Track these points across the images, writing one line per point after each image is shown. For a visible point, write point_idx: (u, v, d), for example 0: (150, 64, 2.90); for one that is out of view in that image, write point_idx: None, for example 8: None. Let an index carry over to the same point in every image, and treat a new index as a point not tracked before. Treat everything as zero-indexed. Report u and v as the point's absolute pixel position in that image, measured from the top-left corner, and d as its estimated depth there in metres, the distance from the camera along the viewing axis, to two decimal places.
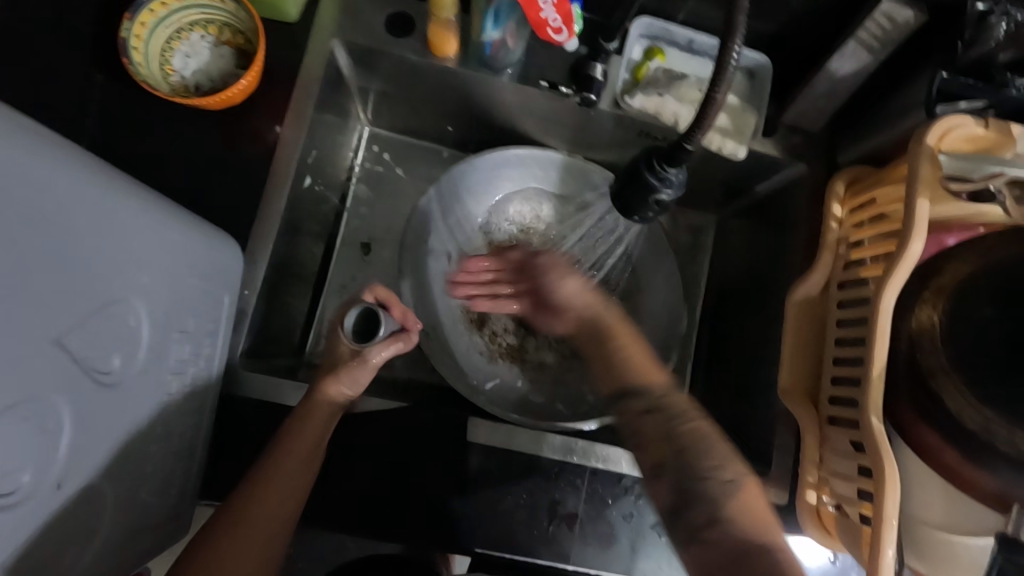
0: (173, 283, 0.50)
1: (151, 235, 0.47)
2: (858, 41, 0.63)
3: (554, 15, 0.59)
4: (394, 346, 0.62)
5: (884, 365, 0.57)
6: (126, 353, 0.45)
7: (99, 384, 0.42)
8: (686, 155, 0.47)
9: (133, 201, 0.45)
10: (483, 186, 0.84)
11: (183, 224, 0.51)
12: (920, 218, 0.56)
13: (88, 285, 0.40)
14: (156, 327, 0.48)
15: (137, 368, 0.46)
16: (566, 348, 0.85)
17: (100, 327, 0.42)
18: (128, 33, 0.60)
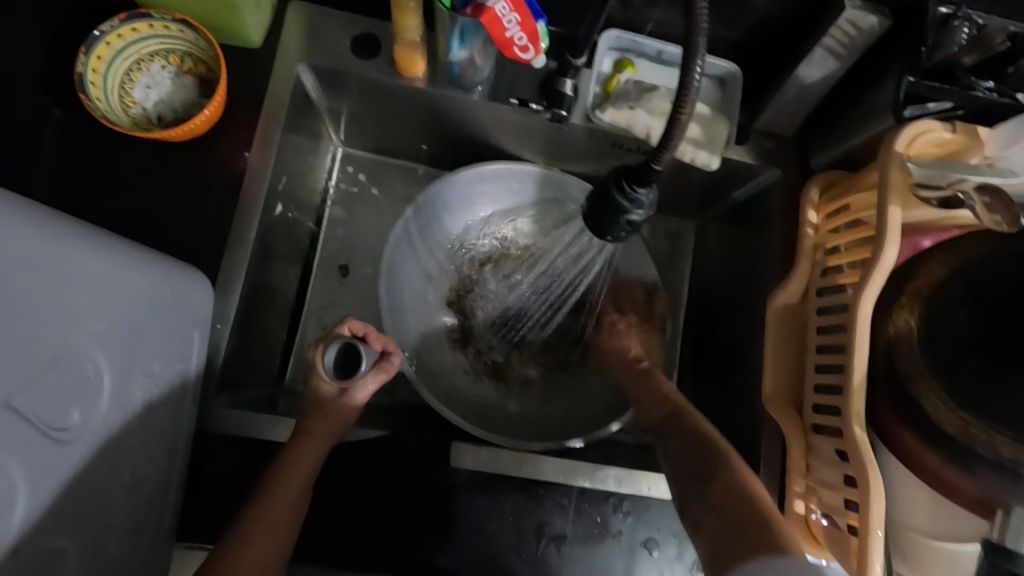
0: (137, 331, 0.51)
1: (105, 287, 0.48)
2: (825, 48, 0.63)
3: (519, 33, 0.57)
4: (378, 378, 0.63)
5: (865, 372, 0.57)
6: (86, 406, 0.46)
7: (57, 441, 0.44)
8: (654, 174, 0.46)
9: (86, 257, 0.47)
10: (462, 202, 0.83)
11: (146, 269, 0.52)
12: (894, 225, 0.56)
13: (36, 344, 0.43)
14: (118, 375, 0.49)
15: (99, 419, 0.48)
16: (551, 362, 0.85)
17: (57, 384, 0.44)
18: (84, 69, 0.58)
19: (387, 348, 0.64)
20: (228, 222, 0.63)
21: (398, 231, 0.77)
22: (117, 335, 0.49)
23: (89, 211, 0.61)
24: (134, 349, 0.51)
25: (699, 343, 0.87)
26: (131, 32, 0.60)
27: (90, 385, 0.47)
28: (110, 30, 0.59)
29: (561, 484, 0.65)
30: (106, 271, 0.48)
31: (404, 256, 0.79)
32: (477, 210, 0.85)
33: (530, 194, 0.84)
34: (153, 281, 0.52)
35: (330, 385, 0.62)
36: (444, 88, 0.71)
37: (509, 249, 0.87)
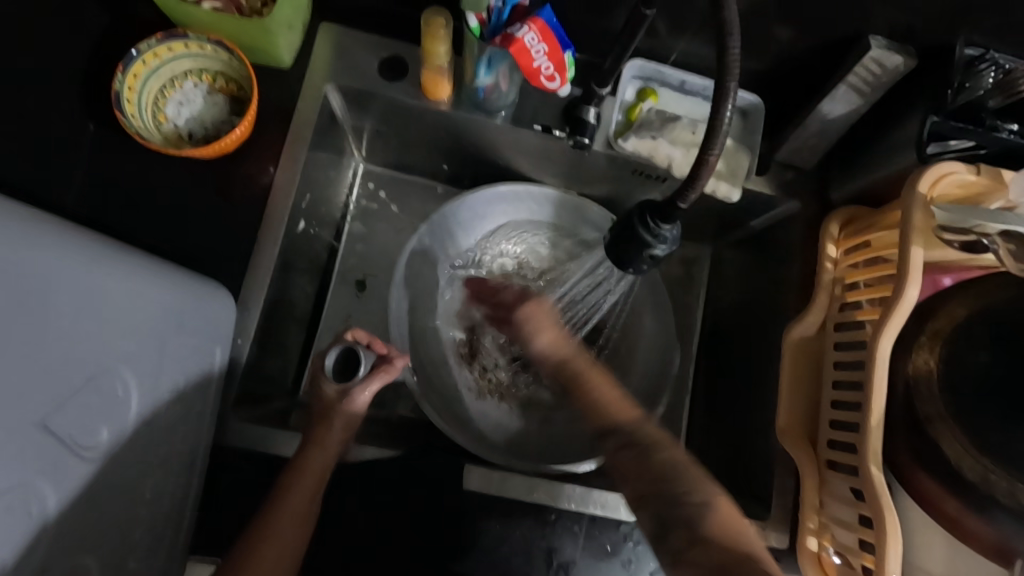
0: (165, 350, 0.52)
1: (136, 308, 0.50)
2: (849, 84, 0.64)
3: (546, 63, 0.58)
4: (378, 380, 0.63)
5: (882, 413, 0.57)
6: (115, 423, 0.48)
7: (84, 458, 0.46)
8: (679, 212, 0.47)
9: (118, 280, 0.49)
10: (477, 219, 0.83)
11: (179, 289, 0.54)
12: (915, 265, 0.56)
13: (68, 366, 0.45)
14: (146, 392, 0.51)
15: (127, 436, 0.49)
16: (560, 385, 0.83)
17: (88, 404, 0.46)
18: (121, 87, 0.59)
19: (390, 352, 0.64)
20: (251, 238, 0.64)
21: (411, 247, 0.77)
22: (146, 354, 0.51)
23: (118, 223, 0.62)
24: (161, 368, 0.52)
25: (711, 371, 0.86)
26: (167, 51, 0.62)
27: (119, 403, 0.48)
28: (146, 49, 0.60)
29: (573, 511, 0.65)
30: (140, 293, 0.50)
31: (416, 271, 0.79)
32: (492, 228, 0.84)
33: (547, 216, 0.84)
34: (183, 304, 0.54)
35: (329, 387, 0.62)
36: (468, 111, 0.71)
37: (521, 269, 0.86)
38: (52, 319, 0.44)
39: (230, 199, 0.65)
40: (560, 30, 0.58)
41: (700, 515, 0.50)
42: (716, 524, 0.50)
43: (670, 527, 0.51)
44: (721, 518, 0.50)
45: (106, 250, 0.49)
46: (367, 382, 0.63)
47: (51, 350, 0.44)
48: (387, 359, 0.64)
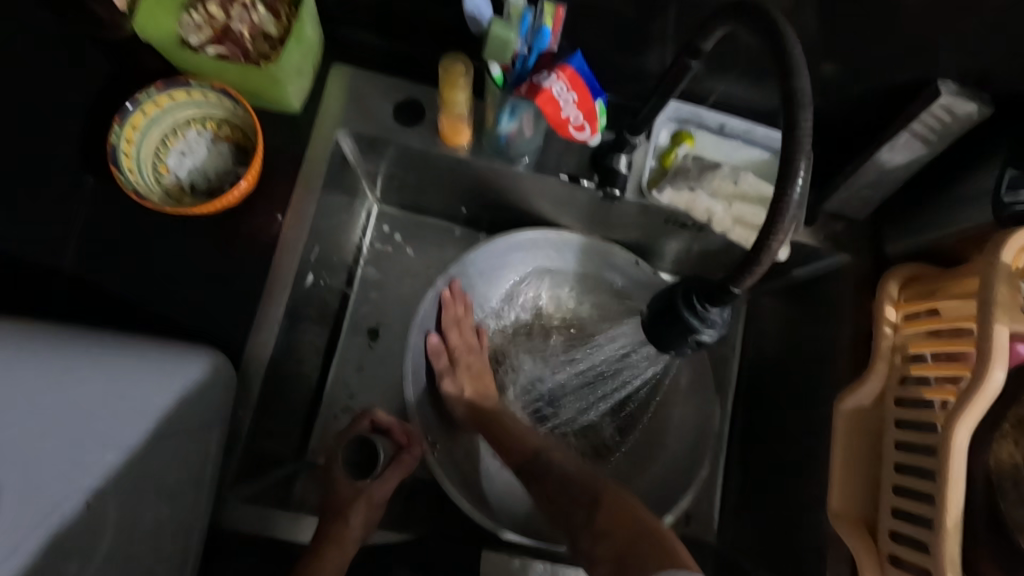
0: (154, 446, 0.46)
1: (119, 407, 0.45)
2: (912, 132, 0.57)
3: (576, 113, 0.53)
4: (395, 470, 0.65)
5: (960, 513, 0.49)
6: (85, 548, 0.40)
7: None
8: (732, 297, 0.41)
9: (95, 378, 0.46)
10: (499, 268, 0.77)
11: (165, 381, 0.49)
12: (999, 346, 0.48)
13: (34, 483, 0.39)
14: (128, 501, 0.44)
15: (99, 557, 0.41)
16: (587, 445, 0.78)
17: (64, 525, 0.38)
18: (118, 139, 0.56)
19: (409, 441, 0.66)
20: (255, 300, 0.59)
21: (429, 302, 0.72)
22: (129, 454, 0.44)
23: (116, 287, 0.58)
24: (146, 471, 0.45)
25: (749, 431, 0.80)
26: (168, 100, 0.58)
27: (95, 516, 0.41)
28: (146, 99, 0.56)
29: None
30: (119, 391, 0.46)
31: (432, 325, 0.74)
32: (515, 276, 0.79)
33: (571, 264, 0.78)
34: (175, 394, 0.49)
35: (344, 481, 0.63)
36: (490, 158, 0.66)
37: (543, 319, 0.81)
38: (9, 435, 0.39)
39: (233, 256, 0.60)
40: (591, 79, 0.53)
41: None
42: None
43: None
44: None
45: (80, 355, 0.47)
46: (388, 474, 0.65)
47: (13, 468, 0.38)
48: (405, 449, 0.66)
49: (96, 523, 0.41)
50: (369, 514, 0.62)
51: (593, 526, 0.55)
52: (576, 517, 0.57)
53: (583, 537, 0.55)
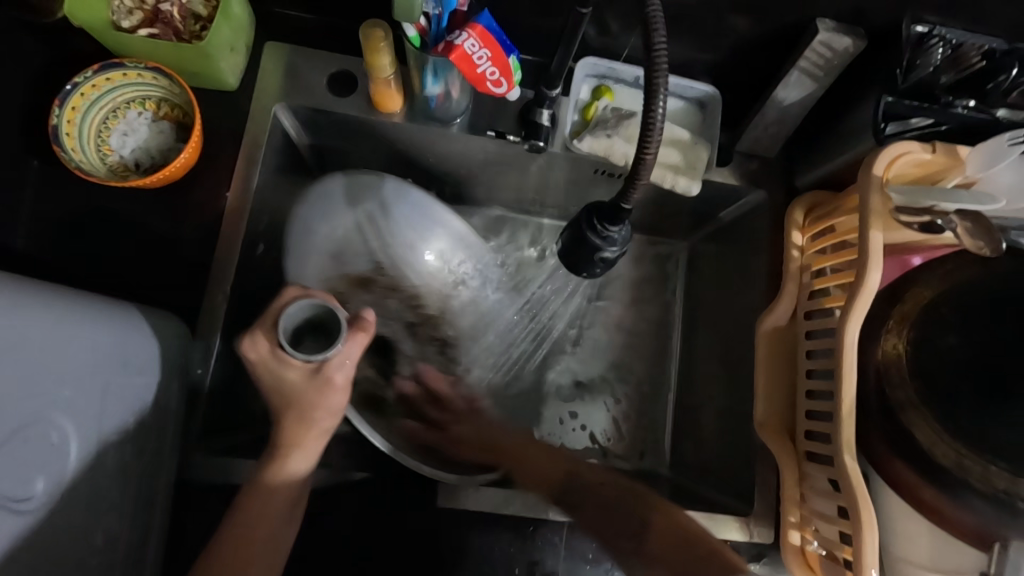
0: (105, 389, 0.49)
1: (80, 353, 0.47)
2: (801, 69, 0.63)
3: (491, 68, 0.57)
4: (354, 341, 0.54)
5: (854, 401, 0.55)
6: (53, 474, 0.45)
7: (20, 513, 0.42)
8: (626, 213, 0.46)
9: (60, 315, 0.47)
10: (397, 215, 0.71)
11: (116, 326, 0.51)
12: (875, 247, 0.54)
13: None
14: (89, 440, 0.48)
15: (70, 484, 0.46)
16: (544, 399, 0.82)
17: (26, 454, 0.43)
18: (58, 120, 0.58)
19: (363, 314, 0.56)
20: (204, 265, 0.63)
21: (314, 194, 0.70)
22: (86, 399, 0.47)
23: (68, 261, 0.60)
24: (105, 412, 0.49)
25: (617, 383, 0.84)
26: (105, 82, 0.61)
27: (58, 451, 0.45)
28: (83, 82, 0.59)
29: (551, 521, 0.65)
30: (81, 335, 0.48)
31: (334, 213, 0.70)
32: (425, 230, 0.72)
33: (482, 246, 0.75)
34: (128, 341, 0.52)
35: (298, 359, 0.53)
36: (423, 121, 0.70)
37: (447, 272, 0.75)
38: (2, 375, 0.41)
39: (182, 227, 0.63)
40: (501, 35, 0.57)
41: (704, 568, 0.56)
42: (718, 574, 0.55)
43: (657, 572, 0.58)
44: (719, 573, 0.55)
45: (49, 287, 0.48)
46: (347, 349, 0.54)
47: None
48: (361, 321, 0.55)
49: (63, 456, 0.45)
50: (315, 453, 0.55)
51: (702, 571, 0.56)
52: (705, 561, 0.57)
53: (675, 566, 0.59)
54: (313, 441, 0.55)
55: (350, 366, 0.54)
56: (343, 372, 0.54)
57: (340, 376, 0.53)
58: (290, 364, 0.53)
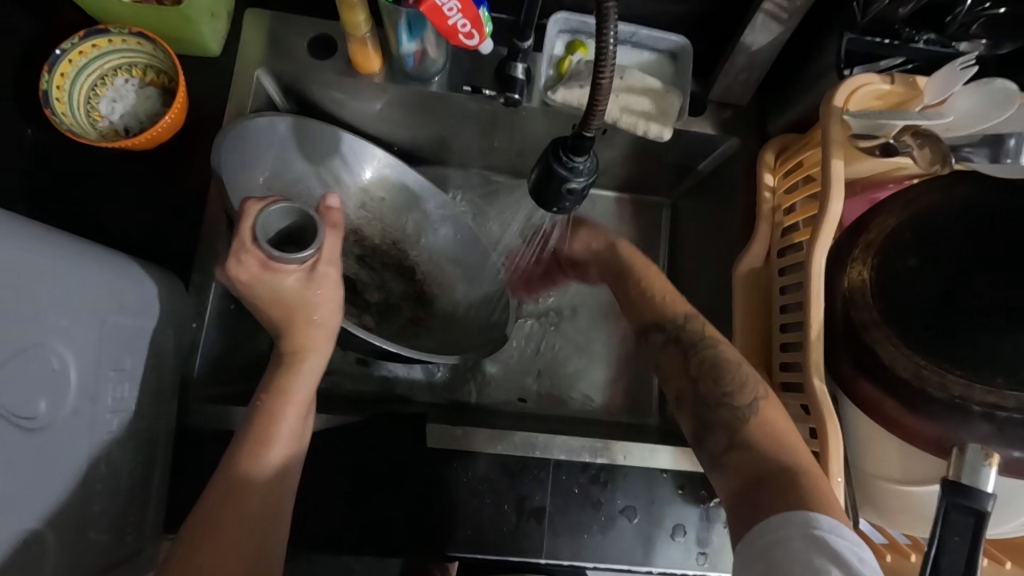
0: (99, 327, 0.51)
1: (71, 289, 0.48)
2: (766, 12, 0.64)
3: (462, 20, 0.58)
4: (333, 233, 0.59)
5: (821, 325, 0.57)
6: (54, 396, 0.47)
7: (29, 429, 0.45)
8: (589, 142, 0.48)
9: (58, 250, 0.48)
10: (327, 155, 0.75)
11: (108, 266, 0.53)
12: (836, 176, 0.57)
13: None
14: (88, 372, 0.50)
15: (69, 408, 0.48)
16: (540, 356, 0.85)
17: (23, 372, 0.44)
18: (48, 86, 0.61)
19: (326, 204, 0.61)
20: (195, 222, 0.65)
21: (262, 125, 0.68)
22: (82, 331, 0.49)
23: (63, 221, 0.63)
24: (101, 347, 0.51)
25: (578, 345, 0.86)
26: (92, 48, 0.63)
27: (60, 379, 0.47)
28: (71, 48, 0.62)
29: (538, 458, 0.68)
30: (74, 272, 0.49)
31: (263, 163, 0.70)
32: (352, 161, 0.76)
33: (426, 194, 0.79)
34: (120, 281, 0.53)
35: (294, 263, 0.55)
36: (402, 82, 0.72)
37: (382, 211, 0.79)
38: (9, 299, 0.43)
39: (172, 187, 0.65)
40: None
41: (737, 417, 0.55)
42: (759, 432, 0.53)
43: (710, 428, 0.56)
44: (763, 418, 0.54)
45: (43, 225, 0.48)
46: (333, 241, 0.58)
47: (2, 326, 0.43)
48: (328, 210, 0.61)
49: (63, 380, 0.47)
50: (312, 382, 0.58)
51: (733, 435, 0.54)
52: (774, 481, 0.49)
53: (717, 440, 0.55)
54: (307, 373, 0.58)
55: (335, 258, 0.59)
56: (333, 265, 0.58)
57: (328, 273, 0.58)
58: (285, 268, 0.55)
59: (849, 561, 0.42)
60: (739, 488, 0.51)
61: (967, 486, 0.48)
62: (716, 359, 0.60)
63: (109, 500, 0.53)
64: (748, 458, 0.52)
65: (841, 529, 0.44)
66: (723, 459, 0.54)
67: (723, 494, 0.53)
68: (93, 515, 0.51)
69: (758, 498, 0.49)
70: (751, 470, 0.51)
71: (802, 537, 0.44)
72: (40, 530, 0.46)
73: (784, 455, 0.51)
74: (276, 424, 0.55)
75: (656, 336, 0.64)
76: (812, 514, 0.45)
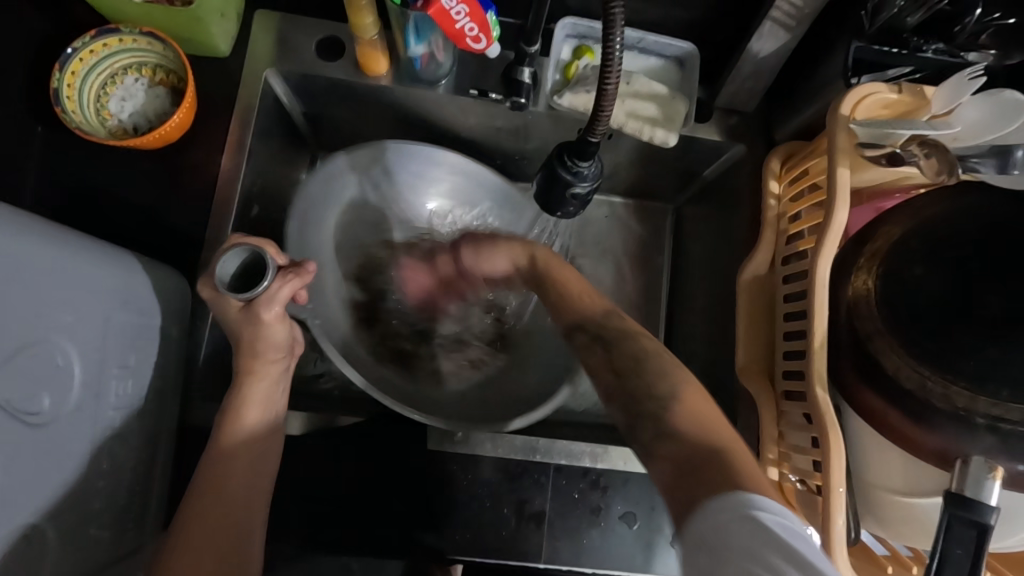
0: (103, 323, 0.51)
1: (74, 286, 0.49)
2: (774, 20, 0.64)
3: (469, 24, 0.58)
4: (286, 287, 0.57)
5: (825, 333, 0.57)
6: (57, 392, 0.47)
7: (31, 425, 0.45)
8: (593, 147, 0.48)
9: (61, 247, 0.48)
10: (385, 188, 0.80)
11: (116, 264, 0.53)
12: (842, 186, 0.56)
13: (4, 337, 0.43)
14: (91, 368, 0.50)
15: (71, 404, 0.48)
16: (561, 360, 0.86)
17: (27, 368, 0.45)
18: (59, 84, 0.61)
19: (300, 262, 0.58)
20: (202, 221, 0.65)
21: (320, 176, 0.74)
22: (86, 327, 0.50)
23: (71, 217, 0.63)
24: (105, 343, 0.51)
25: None
26: (103, 47, 0.64)
27: (62, 374, 0.47)
28: (82, 47, 0.62)
29: (538, 462, 0.68)
30: (76, 268, 0.49)
31: (332, 206, 0.77)
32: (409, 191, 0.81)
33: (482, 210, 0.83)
34: (129, 280, 0.54)
35: (235, 300, 0.55)
36: (408, 84, 0.72)
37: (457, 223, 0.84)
38: (13, 295, 0.44)
39: (178, 185, 0.66)
40: None
41: (667, 409, 0.49)
42: (683, 415, 0.49)
43: (640, 419, 0.50)
44: (691, 406, 0.49)
45: (47, 222, 0.49)
46: (278, 291, 0.56)
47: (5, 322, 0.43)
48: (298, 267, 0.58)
49: (66, 376, 0.48)
50: (270, 391, 0.59)
51: (661, 425, 0.49)
52: (704, 465, 0.45)
53: (645, 428, 0.50)
54: (263, 386, 0.59)
55: (281, 305, 0.57)
56: (275, 310, 0.57)
57: (266, 315, 0.56)
58: (229, 300, 0.56)
59: (791, 544, 0.38)
60: (676, 476, 0.45)
61: (970, 499, 0.47)
62: (646, 355, 0.55)
63: (110, 497, 0.53)
64: (681, 448, 0.47)
65: (771, 505, 0.40)
66: (655, 449, 0.48)
67: (659, 487, 0.47)
68: (95, 511, 0.52)
69: (692, 483, 0.44)
70: (684, 457, 0.46)
71: (737, 520, 0.40)
72: (40, 525, 0.46)
73: (710, 436, 0.47)
74: (234, 438, 0.56)
75: (580, 335, 0.59)
76: (746, 495, 0.41)
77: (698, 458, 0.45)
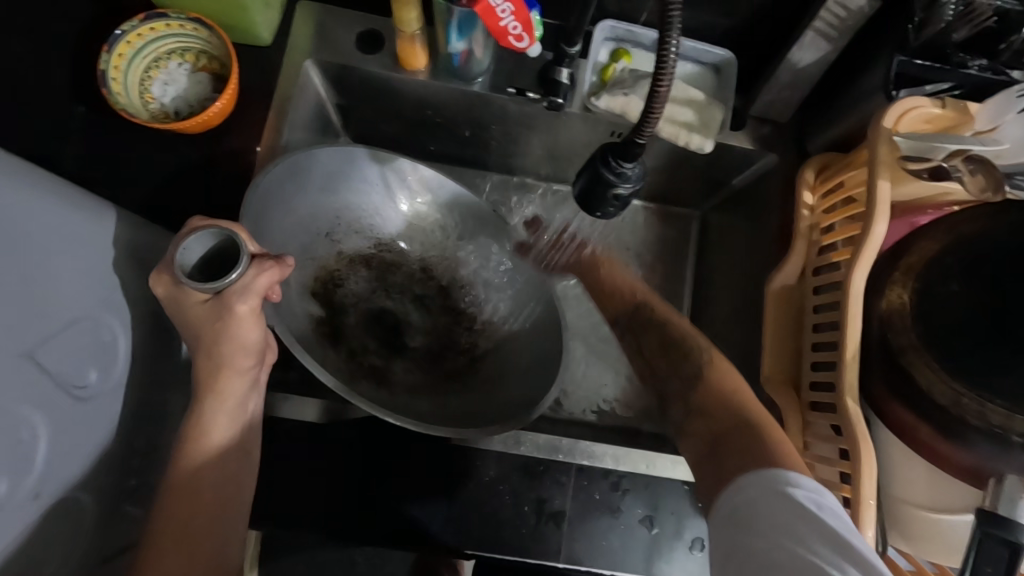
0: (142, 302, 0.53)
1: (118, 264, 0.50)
2: (816, 31, 0.64)
3: (513, 22, 0.58)
4: (260, 277, 0.52)
5: (857, 345, 0.57)
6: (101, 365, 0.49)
7: (76, 396, 0.46)
8: (639, 149, 0.48)
9: (108, 224, 0.50)
10: (347, 184, 0.74)
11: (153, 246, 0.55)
12: (882, 200, 0.56)
13: (53, 308, 0.45)
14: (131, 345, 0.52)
15: (113, 379, 0.50)
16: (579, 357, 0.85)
17: (73, 339, 0.46)
18: (106, 65, 0.62)
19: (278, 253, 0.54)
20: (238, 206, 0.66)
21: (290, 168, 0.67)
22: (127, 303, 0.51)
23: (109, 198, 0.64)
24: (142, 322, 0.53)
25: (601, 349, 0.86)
26: (150, 31, 0.65)
27: (105, 348, 0.49)
28: (130, 29, 0.64)
29: (560, 462, 0.69)
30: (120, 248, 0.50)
31: (300, 202, 0.70)
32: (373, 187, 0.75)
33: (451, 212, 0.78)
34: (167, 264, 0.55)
35: (199, 291, 0.51)
36: (445, 79, 0.73)
37: (426, 232, 0.79)
38: (63, 267, 0.45)
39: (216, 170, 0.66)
40: None
41: (694, 382, 0.58)
42: (710, 386, 0.57)
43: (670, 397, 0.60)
44: (714, 378, 0.57)
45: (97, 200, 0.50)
46: (250, 281, 0.52)
47: (55, 292, 0.44)
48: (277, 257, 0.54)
49: (109, 350, 0.49)
50: (241, 403, 0.55)
51: (689, 405, 0.57)
52: (730, 435, 0.51)
53: (677, 412, 0.58)
54: (232, 393, 0.54)
55: (255, 296, 0.52)
56: (247, 302, 0.52)
57: (232, 312, 0.52)
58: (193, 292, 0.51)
59: (827, 529, 0.42)
60: (705, 452, 0.52)
61: (1003, 517, 0.47)
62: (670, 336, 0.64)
63: (142, 474, 0.54)
64: (703, 424, 0.54)
65: (800, 480, 0.45)
66: (684, 426, 0.56)
67: (689, 459, 0.54)
68: (127, 488, 0.52)
69: (720, 450, 0.51)
70: (711, 432, 0.53)
71: (767, 493, 0.44)
72: (75, 498, 0.47)
73: (739, 406, 0.54)
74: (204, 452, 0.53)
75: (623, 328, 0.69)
76: (779, 470, 0.45)
77: (724, 431, 0.52)
